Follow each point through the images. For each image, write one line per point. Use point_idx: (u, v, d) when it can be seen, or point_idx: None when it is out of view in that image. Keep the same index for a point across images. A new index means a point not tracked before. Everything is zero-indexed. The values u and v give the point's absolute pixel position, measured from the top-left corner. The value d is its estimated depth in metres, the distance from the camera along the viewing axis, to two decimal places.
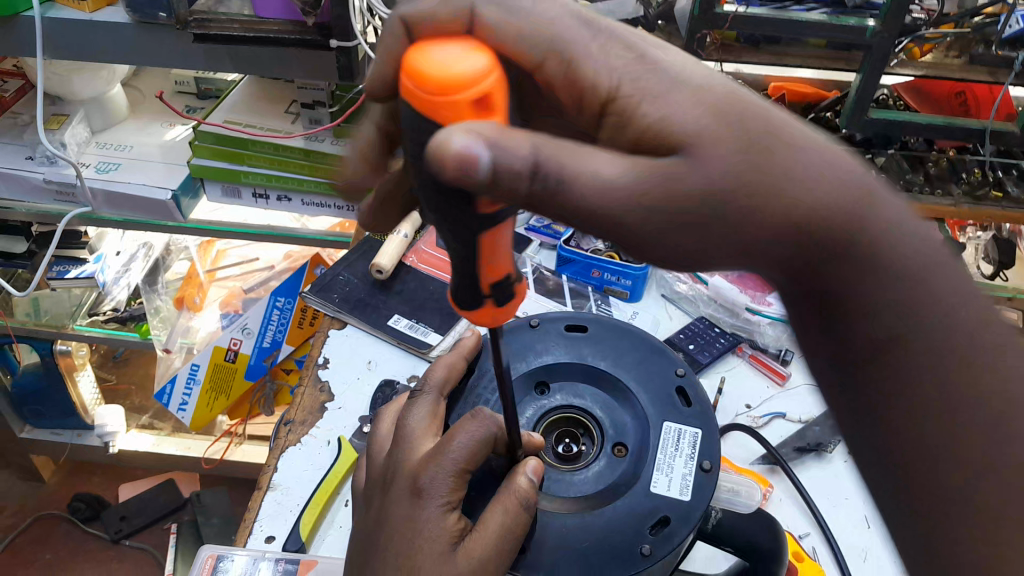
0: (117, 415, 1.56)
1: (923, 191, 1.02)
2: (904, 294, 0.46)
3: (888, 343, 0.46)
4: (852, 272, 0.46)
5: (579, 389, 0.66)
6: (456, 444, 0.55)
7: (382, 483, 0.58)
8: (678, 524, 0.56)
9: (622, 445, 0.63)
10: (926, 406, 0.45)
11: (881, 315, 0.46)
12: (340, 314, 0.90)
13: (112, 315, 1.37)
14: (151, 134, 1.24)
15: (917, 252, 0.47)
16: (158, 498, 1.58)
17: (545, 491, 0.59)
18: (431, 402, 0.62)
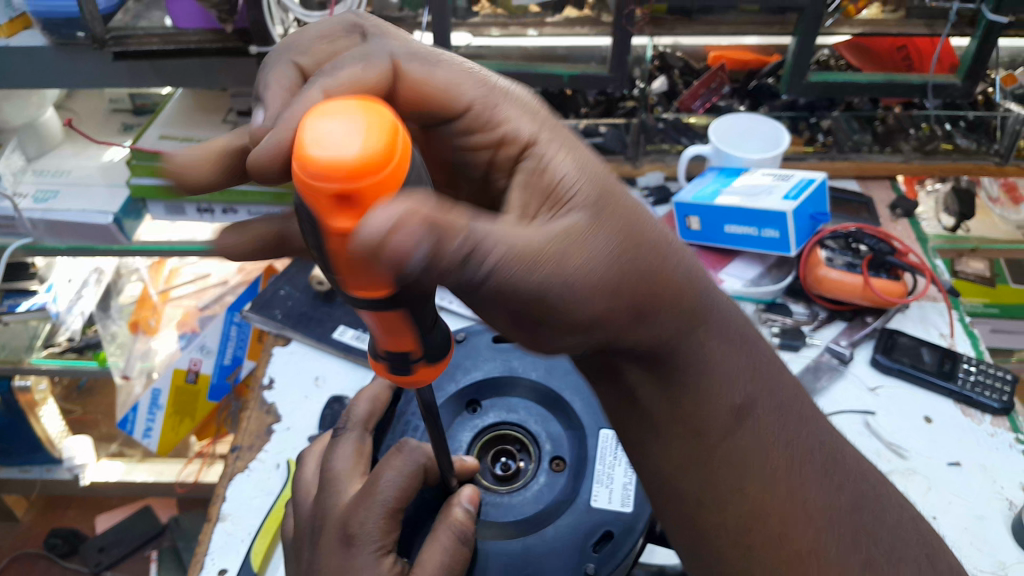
0: (86, 445, 1.50)
1: (872, 150, 1.03)
2: (748, 363, 0.52)
3: (739, 406, 0.51)
4: (702, 347, 0.51)
5: (511, 404, 0.65)
6: (386, 483, 0.53)
7: (311, 533, 0.56)
8: (622, 537, 0.56)
9: (559, 459, 0.62)
10: (773, 465, 0.51)
11: (733, 382, 0.51)
12: (284, 331, 0.88)
13: (70, 346, 1.29)
14: (89, 158, 1.14)
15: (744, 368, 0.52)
16: (133, 527, 1.49)
17: (483, 516, 0.58)
18: (355, 440, 0.60)
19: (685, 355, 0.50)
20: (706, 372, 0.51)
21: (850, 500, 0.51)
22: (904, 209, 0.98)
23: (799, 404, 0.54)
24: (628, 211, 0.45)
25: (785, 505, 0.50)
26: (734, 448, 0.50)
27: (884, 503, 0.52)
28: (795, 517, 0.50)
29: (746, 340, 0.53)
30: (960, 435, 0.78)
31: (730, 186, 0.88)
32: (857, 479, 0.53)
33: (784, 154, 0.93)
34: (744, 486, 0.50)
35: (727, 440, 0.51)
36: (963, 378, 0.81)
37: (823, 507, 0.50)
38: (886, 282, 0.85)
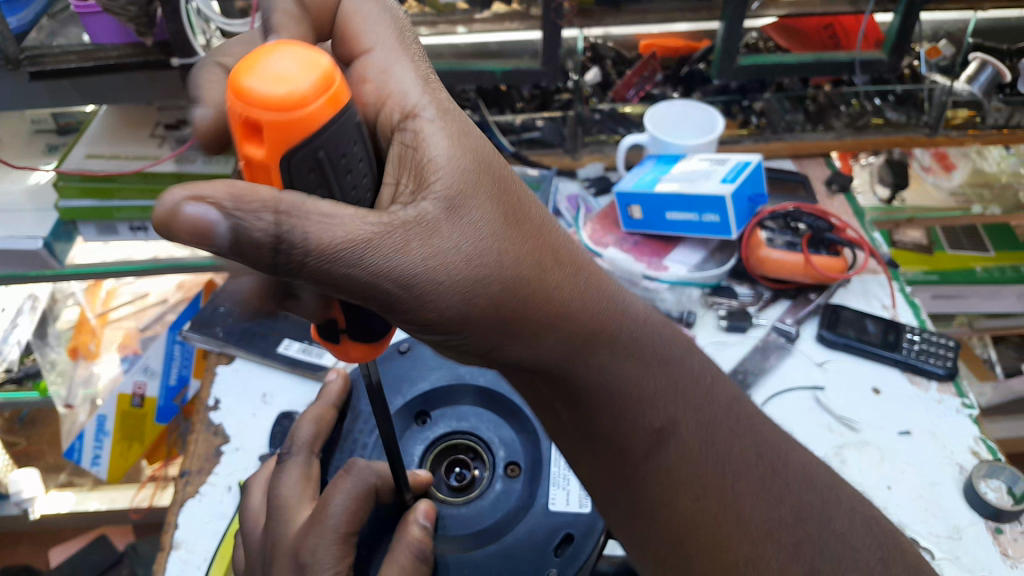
0: (35, 478, 1.42)
1: (805, 129, 1.04)
2: (665, 383, 0.50)
3: (659, 429, 0.50)
4: (603, 366, 0.49)
5: (461, 412, 0.64)
6: (334, 507, 0.52)
7: (263, 564, 0.54)
8: (582, 538, 0.56)
9: (514, 465, 0.62)
10: (703, 481, 0.49)
11: (651, 403, 0.50)
12: (227, 349, 0.85)
13: (7, 378, 1.21)
14: (12, 182, 1.06)
15: (653, 382, 0.50)
16: (89, 557, 1.43)
17: (441, 530, 0.57)
18: (302, 464, 0.59)
19: (581, 378, 0.49)
20: (623, 395, 0.49)
21: (792, 512, 0.48)
22: (839, 184, 0.99)
23: (730, 418, 0.51)
24: (502, 190, 0.43)
25: (715, 527, 0.48)
26: (660, 469, 0.49)
27: (831, 510, 0.49)
28: (729, 534, 0.48)
29: (666, 360, 0.51)
30: (906, 404, 0.79)
31: (668, 173, 0.89)
32: (806, 483, 0.50)
33: (719, 139, 0.94)
34: (674, 505, 0.49)
35: (651, 462, 0.50)
36: (906, 348, 0.83)
37: (761, 522, 0.48)
38: (826, 258, 0.86)
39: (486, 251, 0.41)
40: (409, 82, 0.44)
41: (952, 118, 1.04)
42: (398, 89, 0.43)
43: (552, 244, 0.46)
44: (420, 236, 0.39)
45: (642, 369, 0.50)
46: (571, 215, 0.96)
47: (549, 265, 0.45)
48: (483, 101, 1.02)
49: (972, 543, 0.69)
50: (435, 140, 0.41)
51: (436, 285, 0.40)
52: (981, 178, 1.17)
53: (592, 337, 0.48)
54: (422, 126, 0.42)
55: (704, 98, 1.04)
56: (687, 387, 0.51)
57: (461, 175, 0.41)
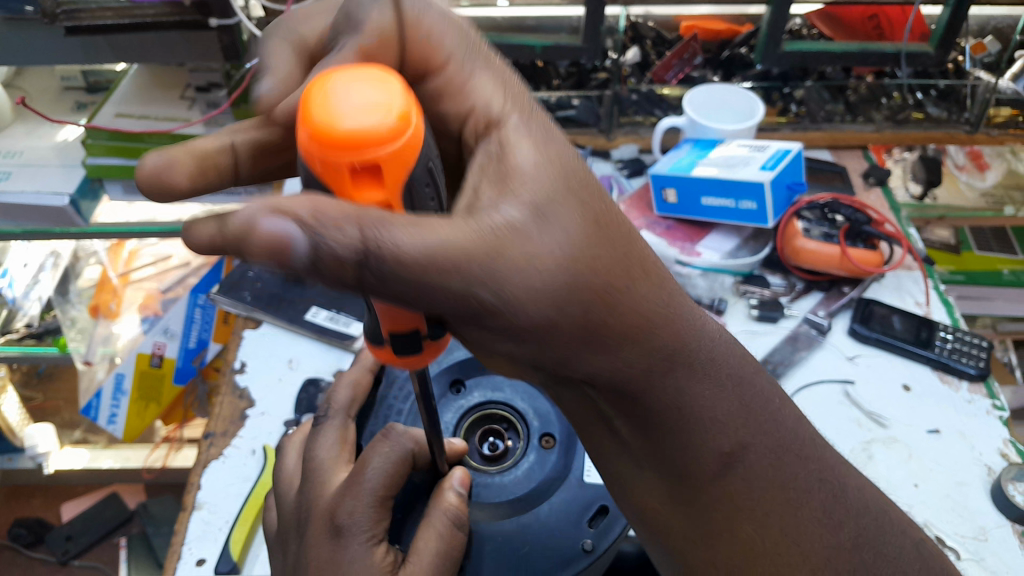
0: (49, 433, 1.43)
1: (843, 120, 1.03)
2: (738, 406, 0.49)
3: (729, 453, 0.48)
4: (682, 388, 0.47)
5: (496, 382, 0.63)
6: (372, 472, 0.52)
7: (297, 526, 0.54)
8: (616, 511, 0.56)
9: (548, 436, 0.60)
10: (766, 510, 0.48)
11: (723, 426, 0.48)
12: (254, 313, 0.85)
13: (27, 332, 1.22)
14: (41, 137, 1.06)
15: (725, 406, 0.48)
16: (99, 514, 1.43)
17: (474, 498, 0.57)
18: (338, 428, 0.59)
19: (660, 401, 0.47)
20: (694, 418, 0.48)
21: (849, 538, 0.49)
22: (876, 177, 0.98)
23: (797, 442, 0.50)
24: (591, 202, 0.41)
25: (778, 551, 0.48)
26: (724, 495, 0.48)
27: (886, 534, 0.49)
28: (790, 561, 0.47)
29: (742, 382, 0.50)
30: (937, 401, 0.78)
31: (706, 158, 0.88)
32: (863, 509, 0.50)
33: (757, 124, 0.92)
34: (739, 534, 0.48)
35: (715, 489, 0.48)
36: (939, 346, 0.82)
37: (820, 551, 0.48)
38: (863, 252, 0.85)
39: (570, 250, 0.39)
40: (490, 91, 0.44)
41: (994, 116, 1.01)
42: (479, 98, 0.44)
43: (636, 249, 0.44)
44: (516, 235, 0.38)
45: (711, 387, 0.48)
46: (604, 195, 0.96)
47: (631, 266, 0.42)
48: (519, 76, 1.01)
49: (1000, 544, 0.68)
50: (524, 143, 0.41)
51: (523, 290, 0.37)
52: (1014, 180, 1.15)
53: (666, 344, 0.45)
54: (508, 136, 0.42)
55: (744, 84, 1.02)
56: (763, 412, 0.50)
57: (551, 177, 0.40)
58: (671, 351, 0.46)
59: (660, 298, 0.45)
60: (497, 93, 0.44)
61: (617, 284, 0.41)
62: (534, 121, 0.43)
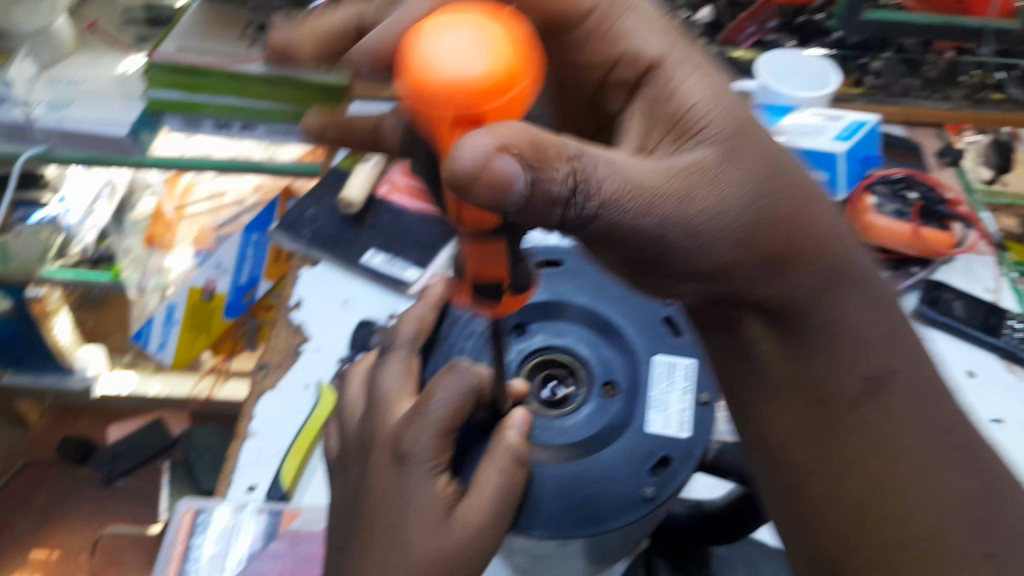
0: (99, 356, 1.46)
1: (920, 96, 1.00)
2: (886, 334, 0.52)
3: (873, 378, 0.50)
4: (832, 313, 0.51)
5: (560, 327, 0.62)
6: (437, 401, 0.53)
7: (363, 451, 0.57)
8: (679, 463, 0.54)
9: (611, 383, 0.59)
10: (902, 444, 0.49)
11: (870, 349, 0.51)
12: (312, 252, 0.86)
13: (82, 259, 1.21)
14: (104, 67, 1.07)
15: (875, 332, 0.52)
16: (145, 438, 1.47)
17: (537, 439, 0.56)
18: (404, 359, 0.60)
19: (812, 320, 0.51)
20: (838, 339, 0.51)
21: (981, 484, 0.48)
22: (952, 157, 0.95)
23: (936, 380, 0.52)
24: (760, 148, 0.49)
25: (911, 480, 0.48)
26: (855, 419, 0.50)
27: (1008, 501, 0.48)
28: (923, 495, 0.47)
29: (889, 312, 0.53)
30: (1002, 390, 0.77)
31: (775, 125, 0.86)
32: (984, 469, 0.49)
33: (831, 95, 0.90)
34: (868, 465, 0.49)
35: (854, 412, 0.50)
36: (1008, 335, 0.80)
37: (950, 494, 0.47)
38: (934, 231, 0.83)
39: (755, 192, 0.48)
40: (649, 42, 0.54)
41: None
42: (637, 48, 0.54)
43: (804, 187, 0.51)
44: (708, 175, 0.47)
45: (859, 316, 0.52)
46: None
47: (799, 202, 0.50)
48: None
49: None
50: (695, 91, 0.50)
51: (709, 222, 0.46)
52: None
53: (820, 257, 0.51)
54: (670, 79, 0.52)
55: (820, 51, 1.00)
56: (912, 354, 0.52)
57: (727, 120, 0.49)
58: (829, 274, 0.51)
59: (824, 234, 0.51)
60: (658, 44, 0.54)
61: (796, 230, 0.49)
62: (696, 75, 0.52)
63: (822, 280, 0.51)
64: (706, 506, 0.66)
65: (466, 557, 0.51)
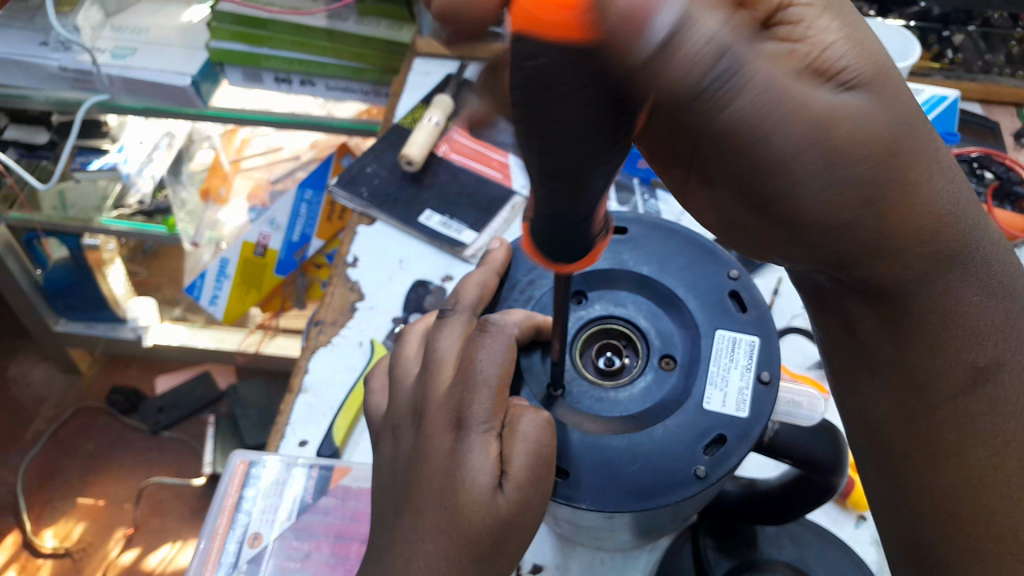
0: (150, 308, 1.50)
1: (1001, 73, 0.94)
2: (1003, 318, 0.47)
3: (982, 368, 0.46)
4: (948, 295, 0.46)
5: (620, 297, 0.61)
6: (482, 363, 0.53)
7: (415, 414, 0.56)
8: (735, 442, 0.52)
9: (670, 358, 0.58)
10: (1007, 434, 0.45)
11: (980, 338, 0.46)
12: (369, 211, 0.86)
13: (138, 209, 1.26)
14: (168, 17, 1.07)
15: (989, 314, 0.47)
16: (194, 390, 1.49)
17: (592, 411, 0.55)
18: (464, 322, 0.59)
19: (919, 304, 0.46)
20: (949, 321, 0.46)
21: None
22: None
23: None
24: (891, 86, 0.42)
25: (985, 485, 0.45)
26: (965, 412, 0.46)
27: None
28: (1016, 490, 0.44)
29: (1003, 291, 0.48)
30: None
31: None
32: None
33: (910, 68, 0.86)
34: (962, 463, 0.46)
35: (956, 401, 0.46)
36: None
37: None
38: (1009, 214, 0.79)
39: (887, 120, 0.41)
40: None
41: None
42: None
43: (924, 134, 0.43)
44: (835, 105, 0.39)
45: (967, 303, 0.47)
46: None
47: (924, 158, 0.42)
48: None
49: None
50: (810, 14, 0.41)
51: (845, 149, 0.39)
52: None
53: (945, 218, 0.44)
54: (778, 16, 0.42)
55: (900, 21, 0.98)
56: None
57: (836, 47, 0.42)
58: (946, 254, 0.46)
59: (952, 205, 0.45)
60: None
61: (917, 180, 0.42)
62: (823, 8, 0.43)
63: (947, 258, 0.46)
64: (760, 485, 0.60)
65: (515, 524, 0.50)
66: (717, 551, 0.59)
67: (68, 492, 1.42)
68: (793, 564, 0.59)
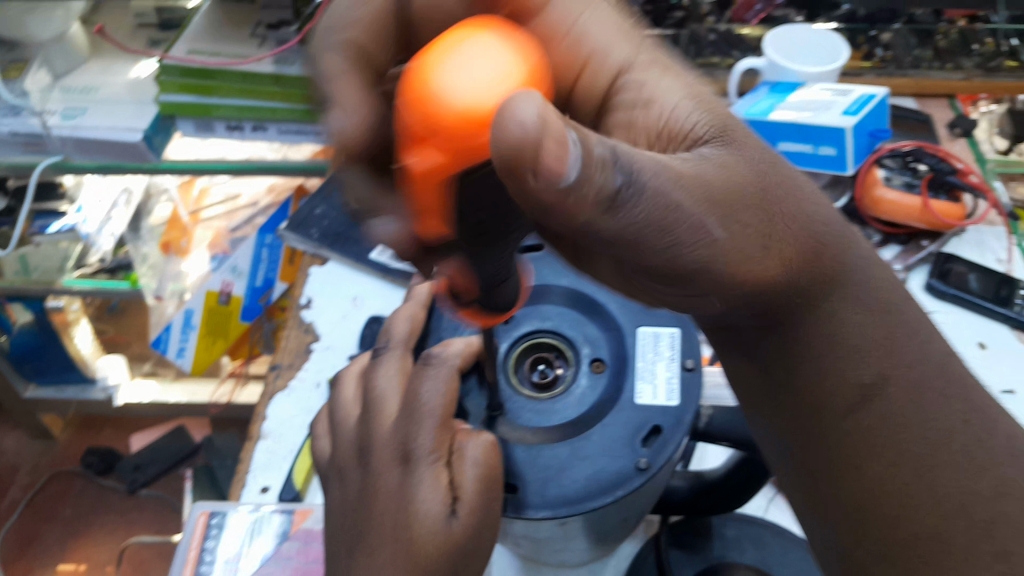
0: (119, 366, 1.49)
1: (931, 66, 0.98)
2: (882, 336, 0.49)
3: (868, 386, 0.47)
4: (823, 317, 0.49)
5: (544, 311, 0.61)
6: (426, 394, 0.54)
7: (359, 454, 0.56)
8: (670, 430, 0.53)
9: (599, 361, 0.59)
10: (902, 449, 0.46)
11: (860, 358, 0.48)
12: (321, 251, 0.86)
13: (100, 268, 1.23)
14: (117, 75, 1.08)
15: (869, 335, 0.48)
16: (169, 445, 1.48)
17: (529, 422, 0.55)
18: (398, 358, 0.60)
19: (798, 332, 0.49)
20: (838, 345, 0.48)
21: (990, 487, 0.45)
22: (963, 127, 0.94)
23: (943, 381, 0.48)
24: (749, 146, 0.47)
25: (895, 492, 0.46)
26: (852, 431, 0.47)
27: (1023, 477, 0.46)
28: (921, 498, 0.45)
29: (885, 312, 0.50)
30: (1012, 363, 0.77)
31: (785, 101, 0.85)
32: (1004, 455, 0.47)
33: (841, 68, 0.89)
34: (870, 481, 0.47)
35: (848, 423, 0.48)
36: (1018, 305, 0.80)
37: (950, 493, 0.45)
38: (945, 204, 0.82)
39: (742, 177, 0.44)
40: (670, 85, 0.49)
41: None
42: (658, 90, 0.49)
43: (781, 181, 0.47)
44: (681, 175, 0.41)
45: (852, 329, 0.48)
46: None
47: (783, 198, 0.46)
48: None
49: None
50: (664, 87, 0.49)
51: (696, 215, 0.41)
52: None
53: (811, 253, 0.47)
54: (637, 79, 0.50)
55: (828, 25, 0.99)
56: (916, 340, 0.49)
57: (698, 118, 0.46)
58: (811, 282, 0.48)
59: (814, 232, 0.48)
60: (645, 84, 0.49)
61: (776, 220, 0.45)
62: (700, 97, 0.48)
63: (812, 287, 0.48)
64: (707, 475, 0.63)
65: (473, 546, 0.51)
66: (680, 552, 0.61)
67: (48, 560, 1.40)
68: (754, 565, 0.60)
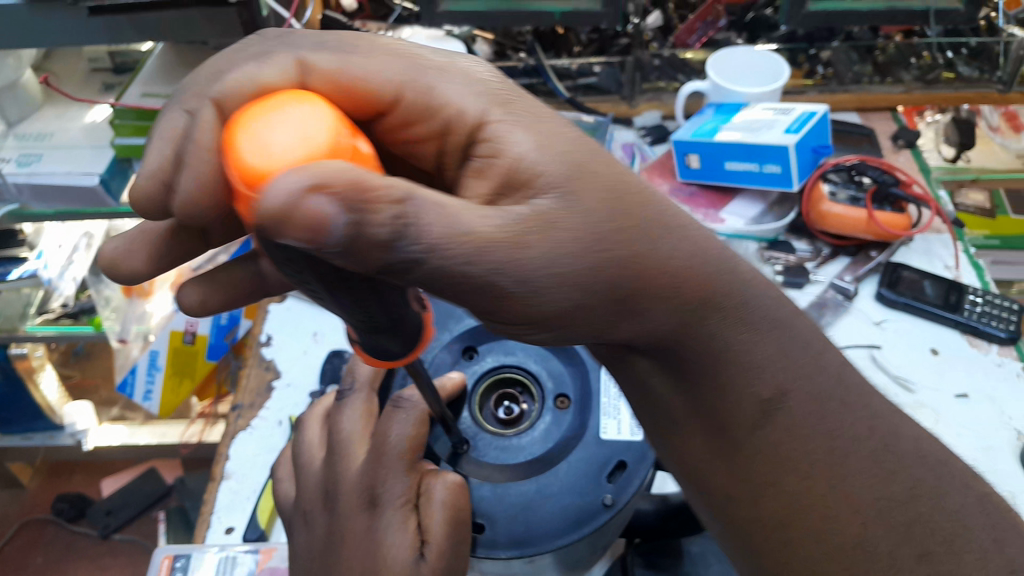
0: (87, 412, 1.45)
1: (872, 81, 1.01)
2: (776, 349, 0.48)
3: (768, 400, 0.47)
4: (718, 339, 0.47)
5: (509, 346, 0.62)
6: (394, 437, 0.55)
7: (327, 498, 0.57)
8: (635, 466, 0.54)
9: (564, 397, 0.59)
10: (810, 462, 0.47)
11: (760, 373, 0.47)
12: (279, 287, 0.86)
13: (63, 312, 1.21)
14: (72, 120, 1.08)
15: (766, 351, 0.48)
16: (140, 488, 1.46)
17: (496, 462, 0.56)
18: (363, 400, 0.60)
19: (694, 353, 0.48)
20: (731, 361, 0.47)
21: (904, 490, 0.47)
22: (905, 139, 0.96)
23: (842, 388, 0.49)
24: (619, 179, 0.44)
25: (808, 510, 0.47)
26: (756, 447, 0.48)
27: (948, 484, 0.48)
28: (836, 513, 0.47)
29: (778, 324, 0.48)
30: (965, 367, 0.78)
31: (730, 122, 0.87)
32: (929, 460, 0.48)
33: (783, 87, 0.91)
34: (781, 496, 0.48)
35: (752, 439, 0.48)
36: (968, 309, 0.81)
37: (868, 502, 0.46)
38: (889, 215, 0.84)
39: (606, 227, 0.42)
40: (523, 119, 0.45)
41: None
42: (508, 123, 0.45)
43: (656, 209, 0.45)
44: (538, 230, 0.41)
45: (747, 347, 0.47)
46: (625, 163, 0.97)
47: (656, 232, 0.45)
48: (539, 44, 1.02)
49: None
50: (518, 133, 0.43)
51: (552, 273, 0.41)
52: None
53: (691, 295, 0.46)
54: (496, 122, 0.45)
55: (769, 46, 1.01)
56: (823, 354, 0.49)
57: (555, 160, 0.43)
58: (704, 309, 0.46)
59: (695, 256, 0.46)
60: (480, 101, 0.45)
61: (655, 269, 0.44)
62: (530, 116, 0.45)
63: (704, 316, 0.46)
64: (672, 498, 0.65)
65: None
66: (644, 570, 0.62)
67: None
68: None
